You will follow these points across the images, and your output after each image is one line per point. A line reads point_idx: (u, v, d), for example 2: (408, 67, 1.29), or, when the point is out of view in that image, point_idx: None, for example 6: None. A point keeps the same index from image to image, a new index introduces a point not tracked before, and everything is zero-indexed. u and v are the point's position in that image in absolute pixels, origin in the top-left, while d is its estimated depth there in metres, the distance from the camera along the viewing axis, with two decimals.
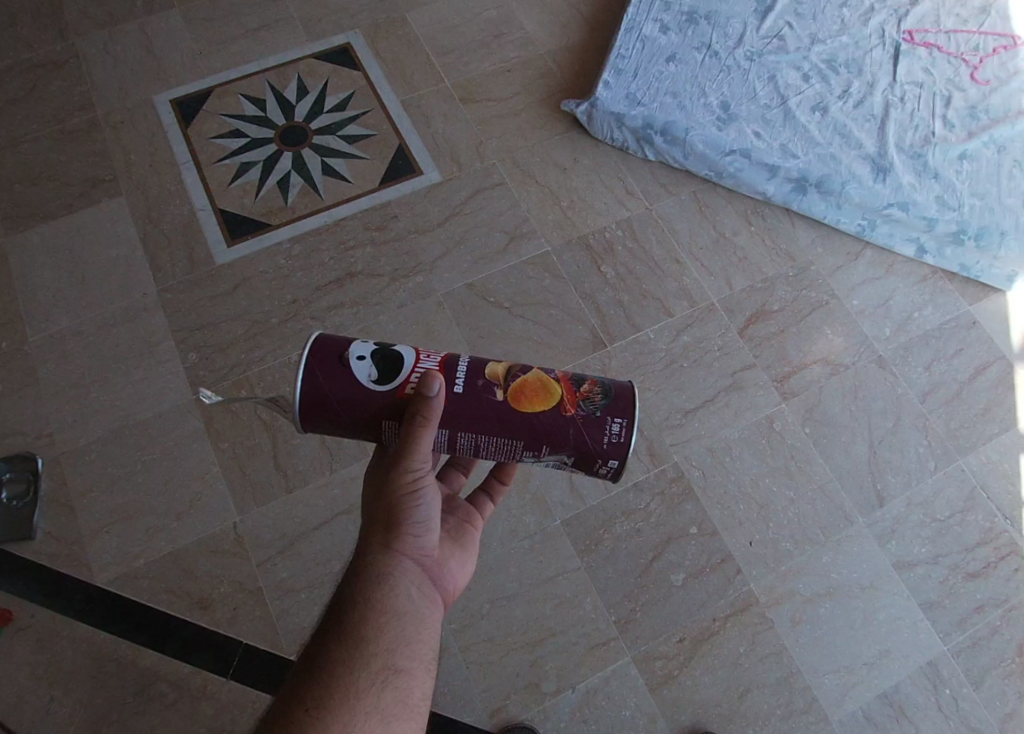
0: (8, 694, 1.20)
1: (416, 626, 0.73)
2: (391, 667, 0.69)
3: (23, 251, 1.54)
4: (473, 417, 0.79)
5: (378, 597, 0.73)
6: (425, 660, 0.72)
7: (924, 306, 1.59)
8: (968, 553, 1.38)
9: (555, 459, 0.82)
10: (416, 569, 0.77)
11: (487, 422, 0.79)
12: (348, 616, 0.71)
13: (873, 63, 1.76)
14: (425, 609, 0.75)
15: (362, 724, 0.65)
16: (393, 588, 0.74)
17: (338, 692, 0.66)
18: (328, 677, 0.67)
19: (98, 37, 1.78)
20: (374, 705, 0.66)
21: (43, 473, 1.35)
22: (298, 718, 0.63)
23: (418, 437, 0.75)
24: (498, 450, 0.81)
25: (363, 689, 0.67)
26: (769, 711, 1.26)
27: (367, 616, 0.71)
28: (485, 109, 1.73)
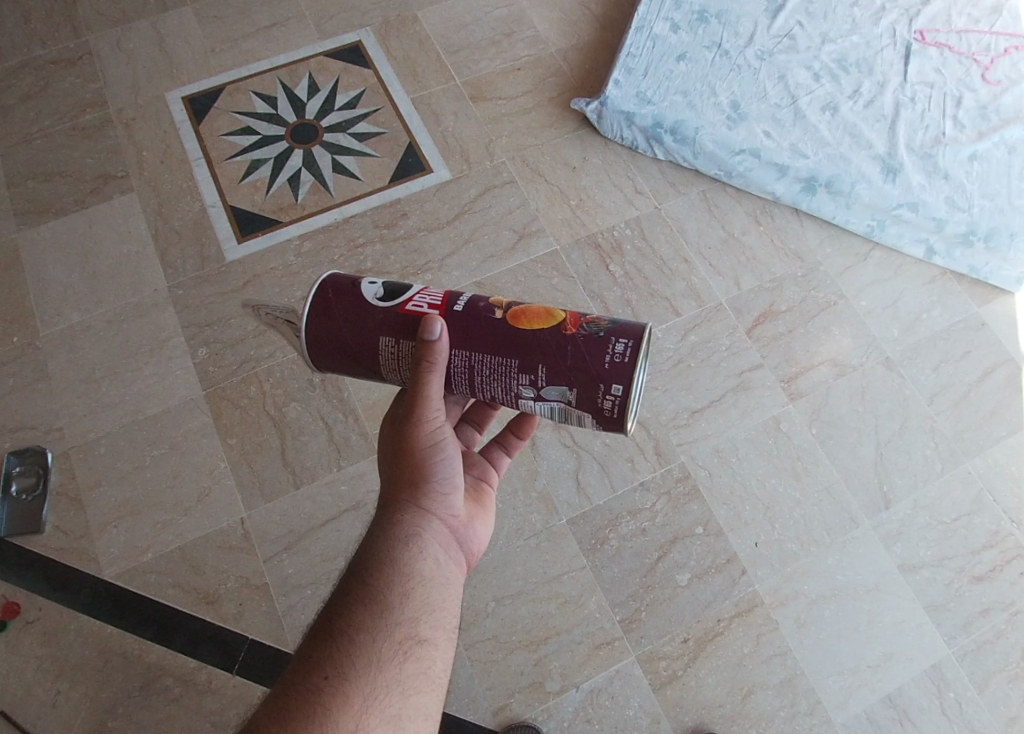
0: (16, 686, 1.21)
1: (441, 594, 0.72)
2: (415, 636, 0.68)
3: (33, 247, 1.55)
4: (466, 337, 0.75)
5: (403, 561, 0.71)
6: (448, 631, 0.71)
7: (932, 307, 1.59)
8: (974, 556, 1.38)
9: (551, 390, 0.74)
10: (441, 534, 0.75)
11: (481, 339, 0.74)
12: (370, 580, 0.69)
13: (884, 62, 1.76)
14: (449, 577, 0.74)
15: (383, 695, 0.64)
16: (418, 553, 0.72)
17: (360, 660, 0.64)
18: (350, 644, 0.65)
19: (111, 34, 1.79)
20: (397, 675, 0.65)
21: (52, 467, 1.36)
22: (317, 687, 0.62)
23: (428, 378, 0.75)
24: (494, 371, 0.75)
25: (386, 658, 0.65)
26: (772, 713, 1.26)
27: (392, 581, 0.69)
28: (495, 108, 1.73)
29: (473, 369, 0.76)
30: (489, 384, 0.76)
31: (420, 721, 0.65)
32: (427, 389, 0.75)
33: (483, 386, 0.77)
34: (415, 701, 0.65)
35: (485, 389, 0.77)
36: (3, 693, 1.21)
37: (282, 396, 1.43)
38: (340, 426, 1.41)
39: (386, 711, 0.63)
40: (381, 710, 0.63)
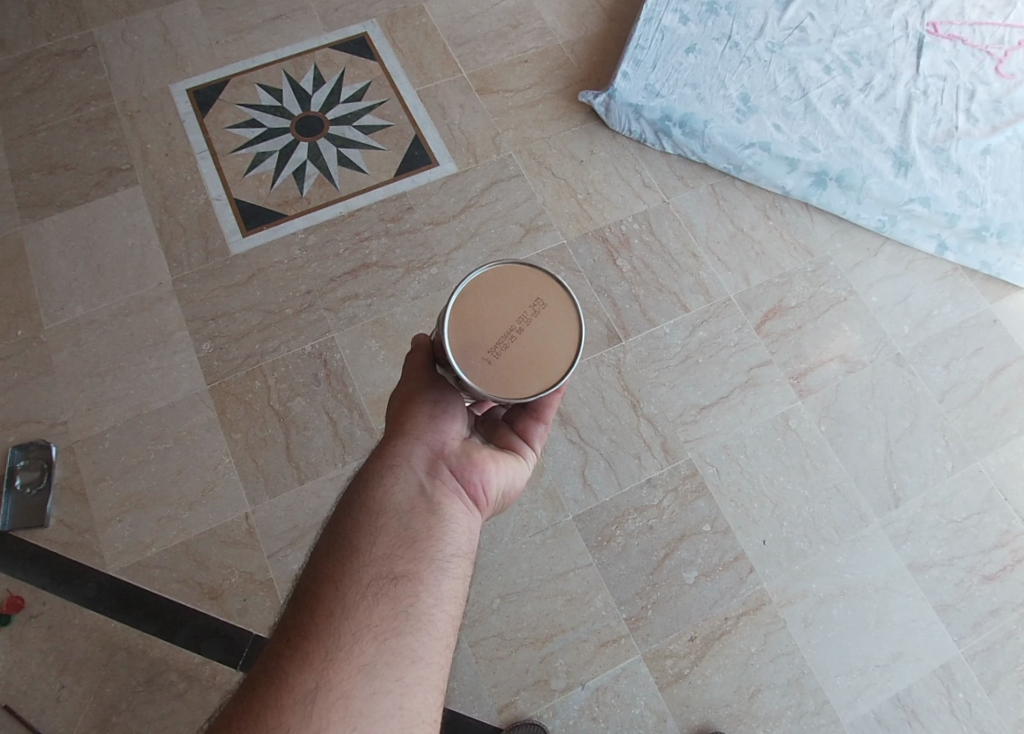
0: (20, 681, 1.21)
1: (420, 528, 0.67)
2: (384, 576, 0.63)
3: (38, 240, 1.55)
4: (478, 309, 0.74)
5: (370, 501, 0.67)
6: (432, 565, 0.65)
7: (944, 303, 1.57)
8: (985, 555, 1.36)
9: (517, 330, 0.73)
10: (421, 471, 0.71)
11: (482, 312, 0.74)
12: (337, 527, 0.67)
13: (897, 55, 1.74)
14: (432, 507, 0.68)
15: (351, 644, 0.59)
16: (388, 489, 0.69)
17: (322, 612, 0.60)
18: (312, 598, 0.62)
19: (116, 26, 1.78)
20: (364, 620, 0.60)
21: (56, 461, 1.36)
22: (278, 649, 0.58)
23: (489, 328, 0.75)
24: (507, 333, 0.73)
25: (353, 604, 0.61)
26: (780, 712, 1.25)
27: (358, 523, 0.66)
28: (502, 101, 1.72)
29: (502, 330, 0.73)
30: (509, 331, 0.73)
31: (402, 666, 0.59)
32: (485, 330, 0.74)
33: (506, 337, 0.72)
34: (390, 645, 0.60)
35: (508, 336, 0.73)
36: (8, 686, 1.21)
37: (287, 390, 1.42)
38: (345, 421, 1.40)
39: (358, 661, 0.58)
40: (349, 661, 0.58)
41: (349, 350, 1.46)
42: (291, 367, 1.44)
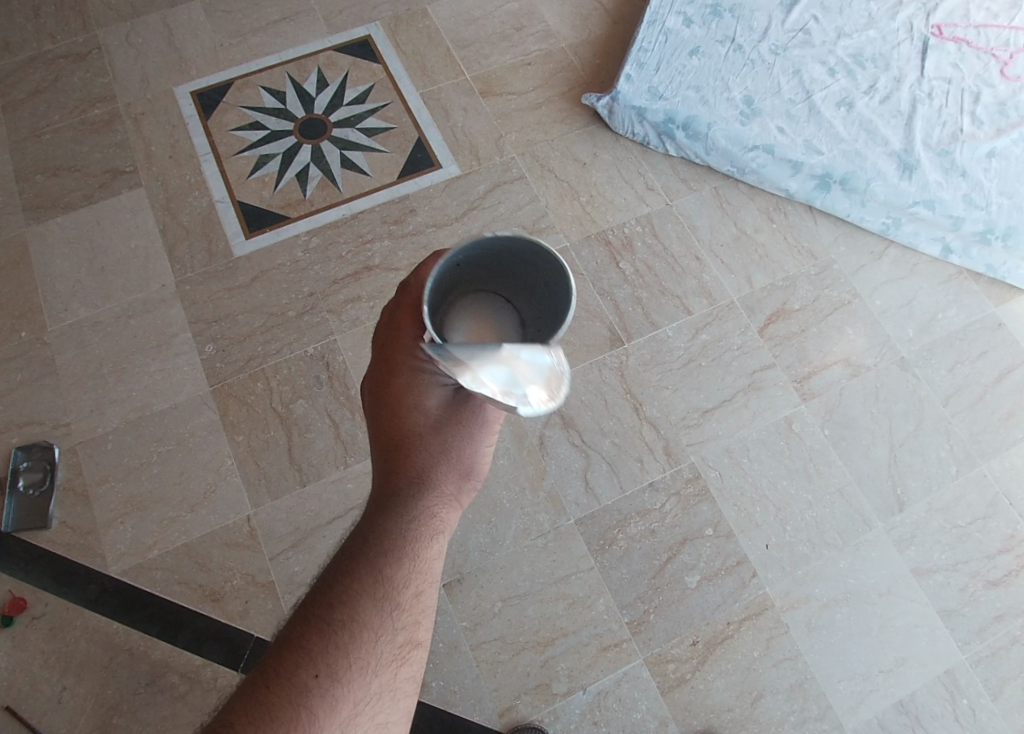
0: (22, 682, 1.21)
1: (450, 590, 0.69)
2: (416, 639, 0.65)
3: (42, 242, 1.55)
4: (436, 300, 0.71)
5: (423, 556, 0.66)
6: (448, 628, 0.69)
7: (948, 307, 1.56)
8: (989, 560, 1.36)
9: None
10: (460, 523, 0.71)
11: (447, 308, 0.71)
12: (380, 567, 0.65)
13: (901, 57, 1.73)
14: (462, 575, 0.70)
15: (373, 703, 0.61)
16: (438, 549, 0.68)
17: (356, 665, 0.61)
18: (350, 643, 0.62)
19: (120, 28, 1.78)
20: (390, 681, 0.63)
21: (59, 462, 1.36)
22: (304, 684, 0.59)
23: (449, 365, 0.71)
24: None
25: (383, 662, 0.63)
26: (781, 717, 1.24)
27: (407, 575, 0.65)
28: (505, 103, 1.72)
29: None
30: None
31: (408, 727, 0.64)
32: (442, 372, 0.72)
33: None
34: (405, 708, 0.63)
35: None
36: (9, 687, 1.21)
37: (290, 392, 1.42)
38: (347, 424, 1.40)
39: (375, 718, 0.61)
40: (369, 717, 0.61)
41: (351, 353, 1.46)
42: (294, 369, 1.44)
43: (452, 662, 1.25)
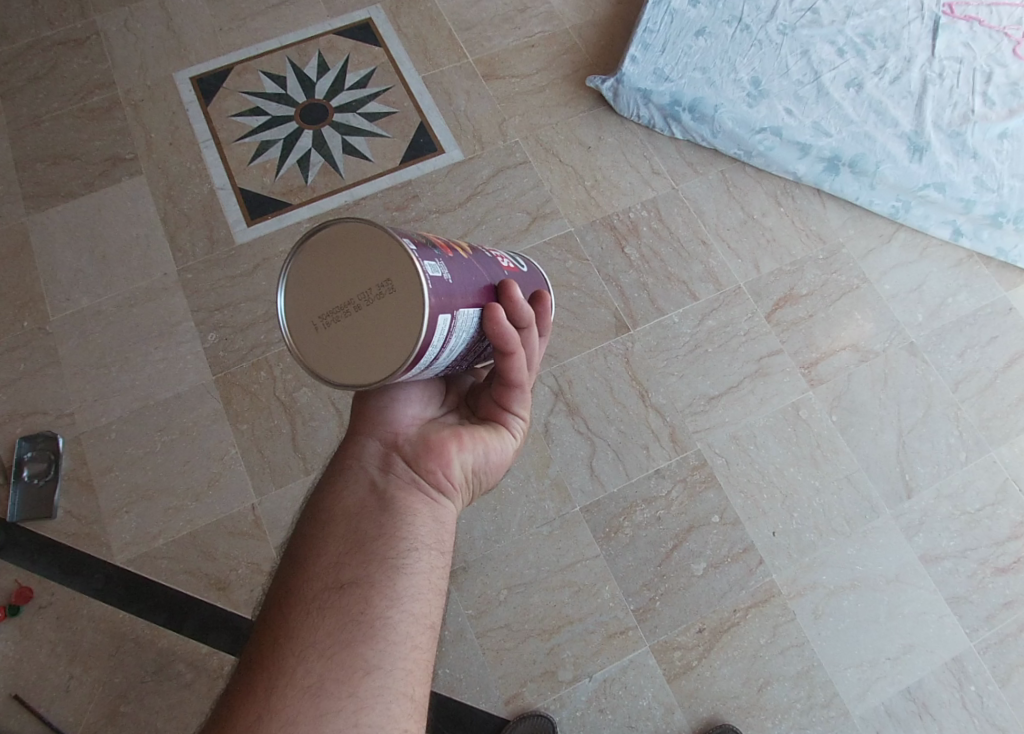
0: (30, 671, 1.22)
1: (373, 524, 0.66)
2: (332, 586, 0.62)
3: (43, 230, 1.54)
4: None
5: (324, 509, 0.67)
6: (386, 559, 0.64)
7: (958, 291, 1.54)
8: (998, 547, 1.34)
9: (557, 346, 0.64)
10: (378, 458, 0.70)
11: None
12: (288, 547, 0.67)
13: (912, 36, 1.69)
14: (389, 502, 0.67)
15: (294, 669, 0.57)
16: (339, 496, 0.68)
17: (265, 642, 0.60)
18: (259, 627, 0.61)
19: (118, 14, 1.76)
20: (310, 639, 0.59)
21: (64, 452, 1.36)
22: (228, 688, 0.59)
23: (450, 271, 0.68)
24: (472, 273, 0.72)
25: (293, 624, 0.60)
26: (788, 704, 1.24)
27: (310, 536, 0.66)
28: (509, 87, 1.69)
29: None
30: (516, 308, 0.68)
31: (355, 681, 0.57)
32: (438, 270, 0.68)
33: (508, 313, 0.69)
34: (337, 660, 0.58)
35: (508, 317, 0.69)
36: (17, 677, 1.21)
37: (293, 381, 1.41)
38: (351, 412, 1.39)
39: (301, 682, 0.57)
40: (293, 684, 0.56)
41: None
42: (297, 357, 1.43)
43: (457, 649, 1.25)
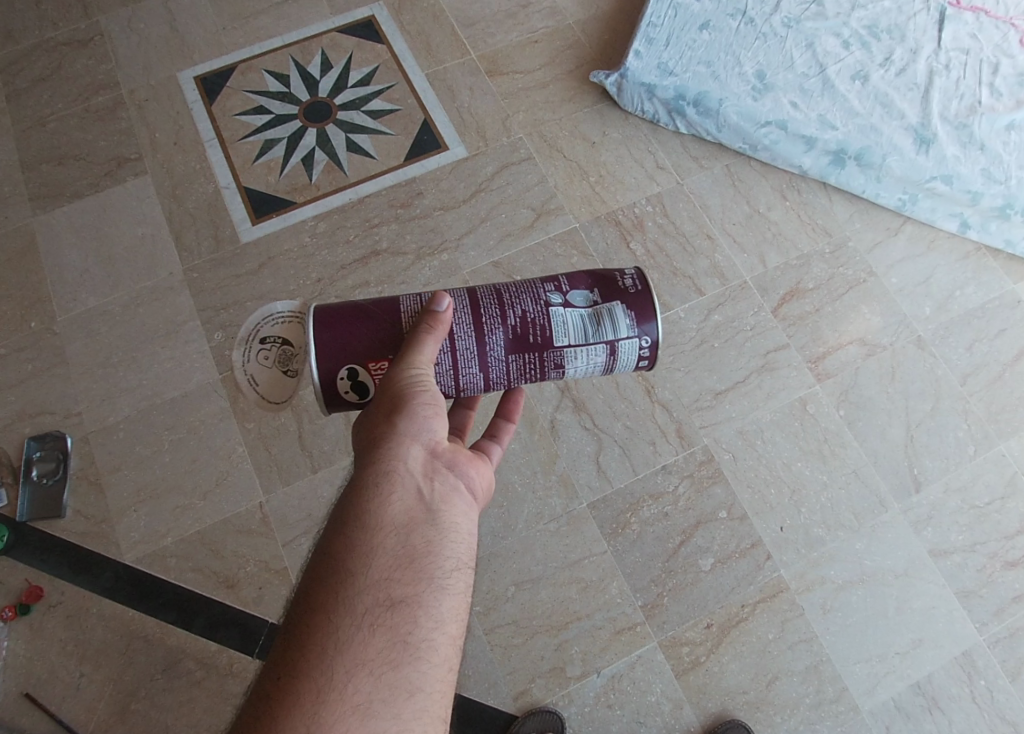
0: (41, 670, 1.22)
1: (419, 542, 0.70)
2: (382, 604, 0.66)
3: (49, 231, 1.55)
4: (333, 294, 0.81)
5: (369, 519, 0.69)
6: (431, 581, 0.69)
7: (966, 284, 1.53)
8: (1008, 541, 1.34)
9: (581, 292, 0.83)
10: (417, 471, 0.73)
11: (334, 295, 0.81)
12: (330, 549, 0.68)
13: (917, 28, 1.68)
14: (432, 521, 0.71)
15: (345, 684, 0.62)
16: (387, 504, 0.70)
17: (314, 650, 0.62)
18: (305, 632, 0.63)
19: (122, 14, 1.76)
20: (361, 655, 0.63)
21: (72, 451, 1.37)
22: (269, 691, 0.61)
23: (427, 339, 0.77)
24: (461, 308, 0.81)
25: (345, 638, 0.63)
26: (797, 700, 1.24)
27: (354, 546, 0.68)
28: (512, 82, 1.69)
29: (478, 310, 0.81)
30: (521, 298, 0.82)
31: (400, 698, 0.63)
32: (420, 345, 0.77)
33: (515, 303, 0.82)
34: (386, 678, 0.63)
35: (517, 306, 0.81)
36: (28, 675, 1.22)
37: None
38: None
39: (352, 698, 0.61)
40: (343, 698, 0.61)
41: None
42: None
43: (465, 646, 1.25)
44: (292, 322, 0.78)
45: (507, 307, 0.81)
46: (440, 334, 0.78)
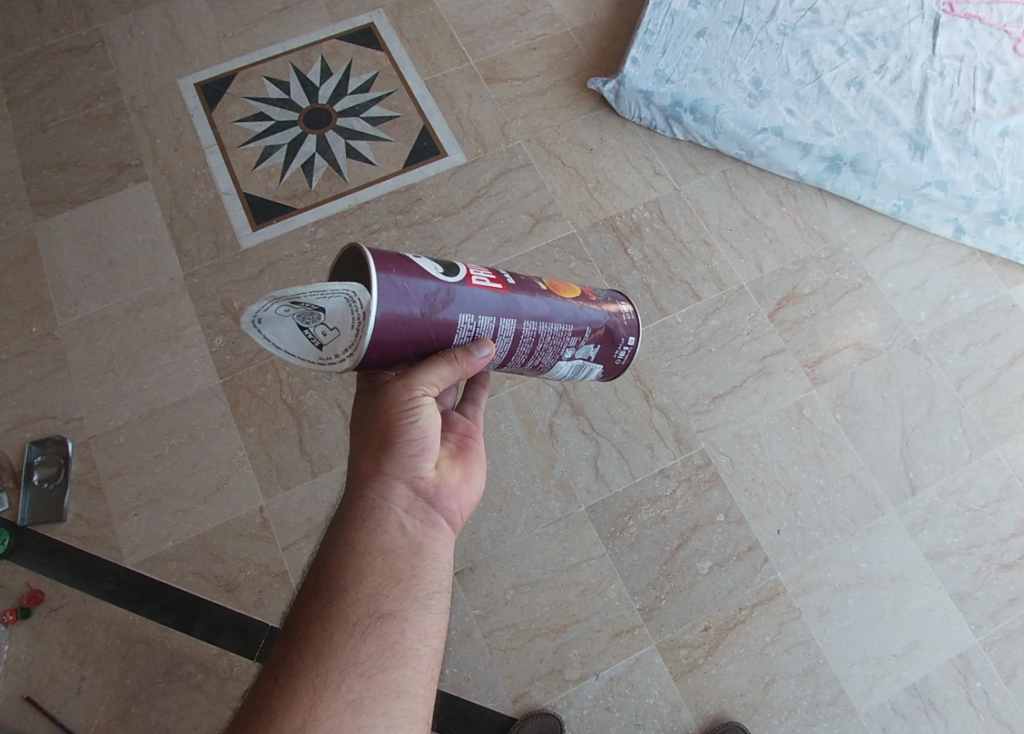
0: (41, 673, 1.23)
1: (405, 567, 0.70)
2: (372, 614, 0.67)
3: (51, 237, 1.56)
4: (394, 292, 0.68)
5: (356, 548, 0.69)
6: (417, 600, 0.69)
7: (961, 289, 1.55)
8: (1003, 544, 1.35)
9: (590, 353, 0.86)
10: (404, 502, 0.72)
11: (394, 293, 0.68)
12: (323, 564, 0.69)
13: (912, 35, 1.70)
14: (418, 548, 0.71)
15: (338, 683, 0.63)
16: (374, 532, 0.70)
17: (308, 653, 0.64)
18: (300, 638, 0.65)
19: (123, 21, 1.78)
20: (353, 659, 0.64)
21: (73, 456, 1.37)
22: (267, 688, 0.62)
23: (443, 371, 0.71)
24: (500, 346, 0.77)
25: (338, 644, 0.64)
26: (795, 701, 1.24)
27: (345, 566, 0.68)
28: (510, 89, 1.70)
29: (510, 354, 0.78)
30: (548, 347, 0.81)
31: (389, 701, 0.64)
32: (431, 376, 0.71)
33: (538, 355, 0.81)
34: (376, 681, 0.64)
35: (538, 357, 0.82)
36: (29, 679, 1.22)
37: (300, 384, 1.43)
38: None
39: (344, 697, 0.62)
40: (336, 697, 0.62)
41: None
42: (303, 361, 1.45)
43: (464, 649, 1.26)
44: (333, 326, 0.68)
45: (533, 355, 0.81)
46: (460, 371, 0.72)
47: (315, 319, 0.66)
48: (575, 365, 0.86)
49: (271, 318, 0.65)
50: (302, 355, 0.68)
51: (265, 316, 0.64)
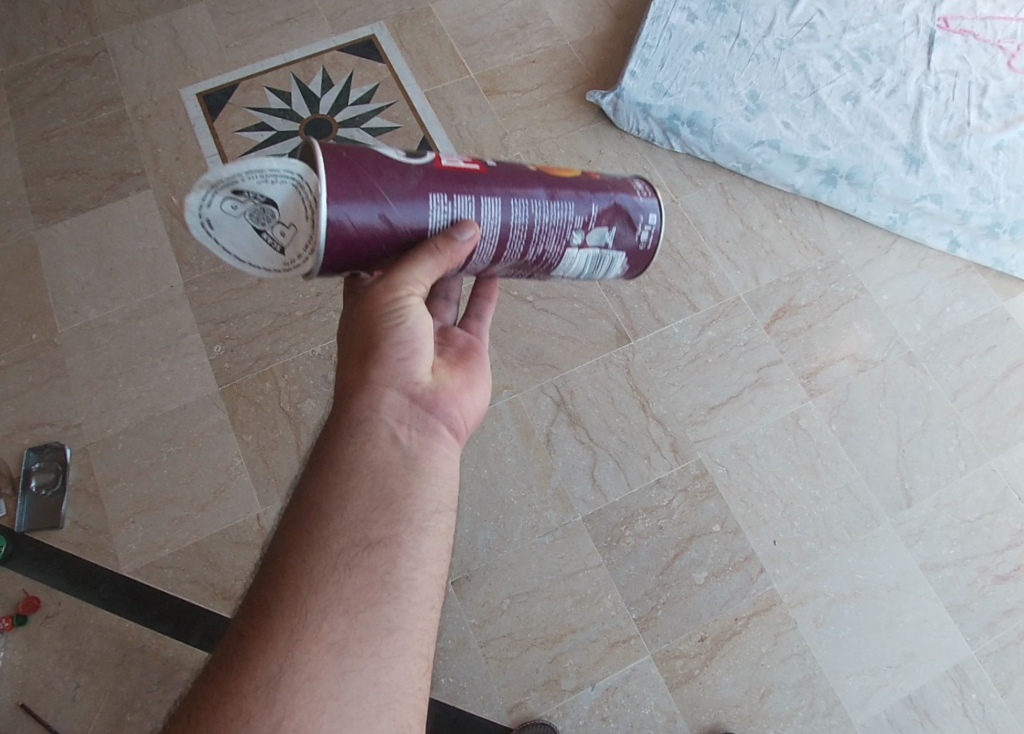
0: (36, 680, 1.23)
1: (395, 484, 0.69)
2: (359, 543, 0.65)
3: (51, 244, 1.57)
4: (353, 188, 0.67)
5: (345, 464, 0.68)
6: (409, 521, 0.68)
7: (956, 301, 1.56)
8: (999, 555, 1.35)
9: (605, 237, 0.78)
10: (395, 410, 0.71)
11: (359, 195, 0.67)
12: (308, 491, 0.68)
13: (907, 50, 1.72)
14: (410, 463, 0.70)
15: (321, 622, 0.61)
16: (363, 447, 0.69)
17: (289, 587, 0.62)
18: (282, 572, 0.63)
19: (126, 32, 1.79)
20: (337, 594, 0.63)
21: (71, 463, 1.38)
22: (242, 630, 0.61)
23: (428, 267, 0.69)
24: (488, 235, 0.73)
25: (320, 577, 0.63)
26: (790, 713, 1.24)
27: (331, 487, 0.67)
28: (510, 101, 1.72)
29: (505, 238, 0.73)
30: (550, 230, 0.75)
31: (377, 637, 0.63)
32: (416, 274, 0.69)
33: (539, 239, 0.75)
34: (364, 618, 0.63)
35: (540, 243, 0.75)
36: (23, 686, 1.22)
37: (298, 393, 1.43)
38: None
39: (327, 636, 0.61)
40: (319, 638, 0.61)
41: None
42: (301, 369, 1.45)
43: (460, 658, 1.26)
44: (289, 222, 0.69)
45: (533, 243, 0.75)
46: (445, 264, 0.70)
47: (268, 217, 0.68)
48: (590, 255, 0.78)
49: (220, 219, 0.68)
50: (263, 258, 0.71)
51: (214, 218, 0.67)
